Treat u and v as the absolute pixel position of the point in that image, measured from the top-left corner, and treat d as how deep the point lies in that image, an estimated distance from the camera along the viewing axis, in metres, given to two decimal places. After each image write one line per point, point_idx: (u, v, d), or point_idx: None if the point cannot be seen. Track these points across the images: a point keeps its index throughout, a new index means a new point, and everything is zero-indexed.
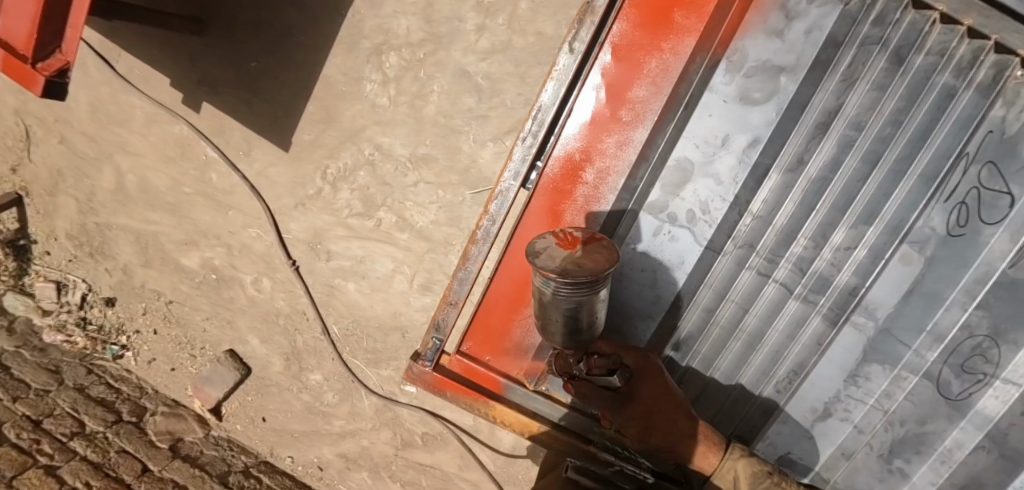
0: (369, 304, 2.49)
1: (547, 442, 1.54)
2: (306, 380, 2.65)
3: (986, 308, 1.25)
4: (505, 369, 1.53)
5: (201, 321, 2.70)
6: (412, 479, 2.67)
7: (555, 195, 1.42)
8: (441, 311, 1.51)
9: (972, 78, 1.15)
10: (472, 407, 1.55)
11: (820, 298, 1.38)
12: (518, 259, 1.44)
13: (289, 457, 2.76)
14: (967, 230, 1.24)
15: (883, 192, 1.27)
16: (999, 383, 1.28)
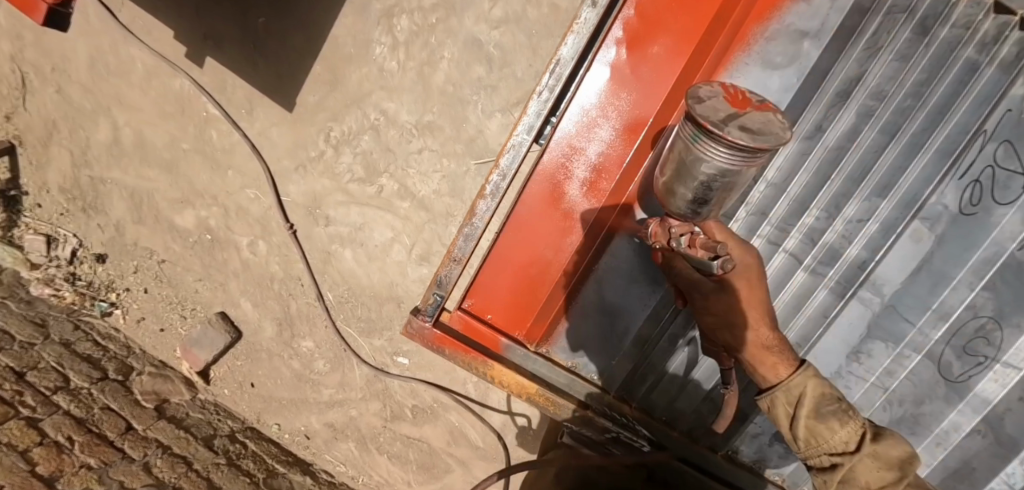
0: (366, 273, 2.47)
1: (544, 405, 1.49)
2: (297, 347, 2.62)
3: (992, 290, 1.27)
4: (506, 327, 1.50)
5: (193, 282, 2.66)
6: (399, 452, 2.65)
7: (570, 153, 1.35)
8: (443, 267, 1.37)
9: (995, 54, 1.15)
10: (468, 366, 1.46)
11: (829, 271, 1.37)
12: (528, 216, 1.39)
13: (275, 424, 2.74)
14: (979, 209, 1.25)
15: (899, 167, 1.26)
16: (999, 366, 1.31)
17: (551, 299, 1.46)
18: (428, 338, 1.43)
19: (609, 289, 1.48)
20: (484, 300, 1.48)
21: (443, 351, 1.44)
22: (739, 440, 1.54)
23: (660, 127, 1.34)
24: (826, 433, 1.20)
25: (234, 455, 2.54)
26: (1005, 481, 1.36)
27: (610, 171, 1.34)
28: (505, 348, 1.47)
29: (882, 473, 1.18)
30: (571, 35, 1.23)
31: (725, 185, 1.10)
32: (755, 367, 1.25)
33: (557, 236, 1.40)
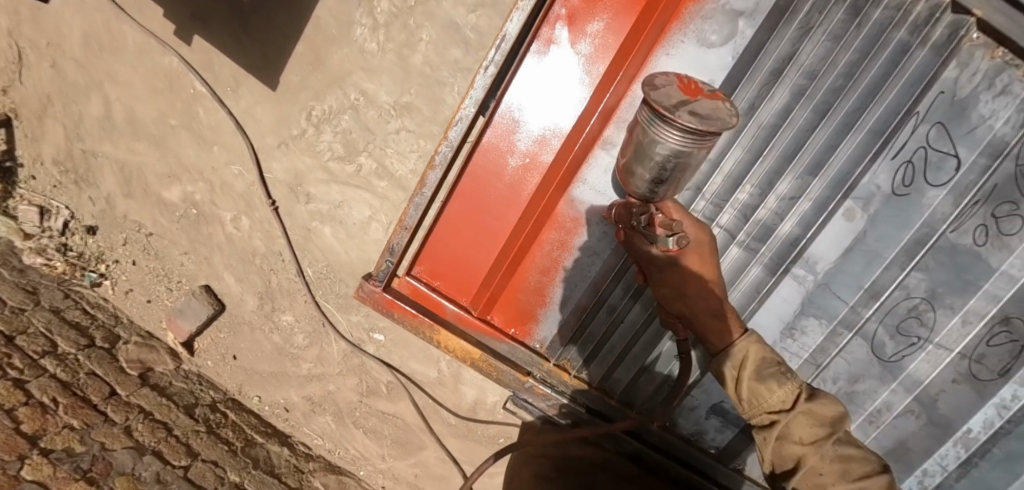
0: (344, 250, 2.53)
1: (486, 370, 1.64)
2: (278, 321, 2.69)
3: (924, 271, 1.34)
4: (454, 293, 1.67)
5: (179, 256, 2.74)
6: (374, 427, 2.72)
7: (512, 125, 1.50)
8: (395, 234, 1.56)
9: (928, 36, 1.20)
10: (417, 329, 1.63)
11: (762, 247, 1.43)
12: (471, 189, 1.56)
13: (256, 396, 2.81)
14: (911, 190, 1.30)
15: (832, 145, 1.32)
16: (931, 347, 1.39)
17: (493, 266, 1.62)
18: (379, 301, 1.60)
19: (547, 258, 1.60)
20: (432, 267, 1.65)
21: (393, 314, 1.62)
22: (678, 413, 1.65)
23: (591, 107, 1.48)
24: (765, 394, 1.28)
25: (213, 424, 2.63)
26: (938, 462, 1.45)
27: (543, 148, 1.51)
28: (449, 312, 1.65)
29: (815, 429, 1.25)
30: (513, 14, 1.38)
31: (679, 166, 1.24)
32: (704, 335, 1.37)
33: (496, 208, 1.57)
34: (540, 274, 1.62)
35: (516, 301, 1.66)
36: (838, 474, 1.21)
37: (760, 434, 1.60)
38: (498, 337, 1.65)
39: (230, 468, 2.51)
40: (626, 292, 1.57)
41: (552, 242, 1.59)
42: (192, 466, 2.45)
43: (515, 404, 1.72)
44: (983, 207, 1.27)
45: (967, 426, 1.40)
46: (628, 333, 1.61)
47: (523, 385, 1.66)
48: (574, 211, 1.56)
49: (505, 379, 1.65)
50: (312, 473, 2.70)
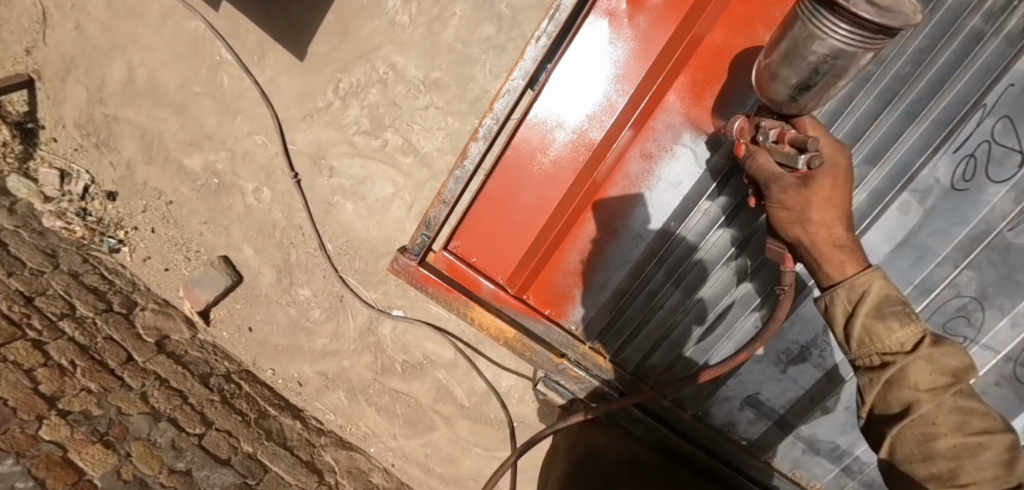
0: (365, 226, 2.52)
1: (520, 350, 1.55)
2: (295, 294, 2.68)
3: (977, 269, 1.31)
4: (488, 270, 1.65)
5: (198, 225, 2.72)
6: (387, 405, 2.72)
7: (559, 101, 1.50)
8: (433, 206, 1.51)
9: (1002, 25, 1.21)
10: (450, 305, 1.56)
11: None
12: (515, 165, 1.55)
13: (270, 369, 2.81)
14: (972, 185, 1.28)
15: (894, 133, 1.33)
16: (977, 348, 1.35)
17: (534, 244, 1.60)
18: (412, 275, 1.54)
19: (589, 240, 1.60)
20: (469, 243, 1.63)
21: (426, 289, 1.55)
22: (711, 404, 1.65)
23: (646, 85, 1.47)
24: (883, 332, 1.12)
25: (228, 395, 2.63)
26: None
27: (593, 126, 1.51)
28: (484, 290, 1.62)
29: (934, 377, 1.09)
30: None
31: (833, 71, 1.13)
32: (817, 266, 1.23)
33: (540, 185, 1.56)
34: (581, 257, 1.61)
35: (555, 282, 1.65)
36: (955, 426, 1.06)
37: (795, 429, 1.58)
38: (534, 317, 1.62)
39: (243, 439, 2.53)
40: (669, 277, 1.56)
41: (595, 224, 1.58)
42: (207, 435, 2.46)
43: (546, 385, 1.63)
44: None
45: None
46: (666, 320, 1.58)
47: (557, 367, 1.56)
48: (620, 192, 1.55)
49: (538, 360, 1.55)
50: (323, 448, 2.71)
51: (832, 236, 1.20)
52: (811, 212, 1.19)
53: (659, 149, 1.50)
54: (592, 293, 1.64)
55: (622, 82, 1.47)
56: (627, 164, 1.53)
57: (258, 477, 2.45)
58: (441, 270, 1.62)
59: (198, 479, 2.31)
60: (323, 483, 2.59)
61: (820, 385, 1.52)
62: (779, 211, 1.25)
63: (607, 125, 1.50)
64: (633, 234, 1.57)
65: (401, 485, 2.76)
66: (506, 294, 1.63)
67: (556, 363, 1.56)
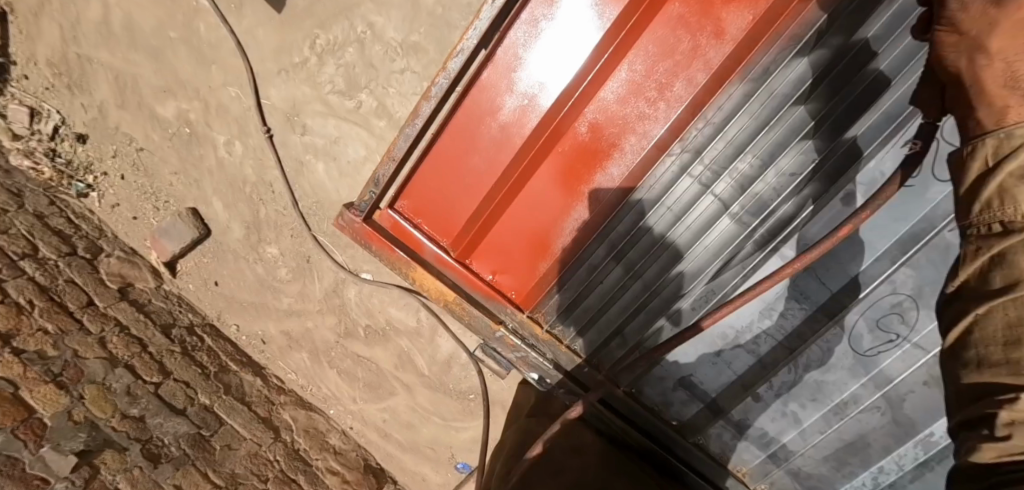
0: (336, 188, 2.49)
1: (459, 313, 1.65)
2: (262, 252, 2.67)
3: (914, 268, 1.34)
4: (435, 232, 1.69)
5: (169, 175, 2.69)
6: (349, 368, 2.73)
7: (509, 63, 1.49)
8: (381, 164, 1.57)
9: None
10: (393, 264, 1.64)
11: (755, 220, 1.42)
12: (463, 126, 1.56)
13: (234, 325, 2.81)
14: (917, 181, 1.28)
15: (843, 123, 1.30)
16: (908, 346, 1.39)
17: (477, 209, 1.62)
18: (357, 231, 1.61)
19: (533, 209, 1.60)
20: (416, 203, 1.67)
21: (371, 247, 1.63)
22: (645, 382, 1.70)
23: (597, 52, 1.45)
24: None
25: (189, 347, 2.65)
26: (895, 462, 1.49)
27: (543, 91, 1.49)
28: (427, 251, 1.67)
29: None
30: None
31: None
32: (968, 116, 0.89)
33: (487, 149, 1.56)
34: (523, 225, 1.62)
35: (498, 249, 1.66)
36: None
37: (726, 413, 1.64)
38: (473, 282, 1.67)
39: (201, 391, 2.55)
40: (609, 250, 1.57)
41: (540, 193, 1.58)
42: (164, 384, 2.47)
43: (485, 350, 1.76)
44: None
45: (929, 430, 1.42)
46: (605, 294, 1.61)
47: (494, 334, 1.66)
48: (566, 162, 1.54)
49: (476, 325, 1.66)
50: (282, 406, 2.74)
51: (1012, 70, 0.87)
52: (990, 37, 0.87)
53: (608, 120, 1.49)
54: (533, 264, 1.65)
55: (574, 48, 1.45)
56: (576, 133, 1.52)
57: (212, 429, 2.49)
58: (388, 227, 1.69)
59: (151, 426, 2.35)
60: (277, 440, 2.64)
61: (753, 370, 1.59)
62: (945, 35, 0.92)
63: (555, 93, 1.48)
64: (577, 205, 1.56)
65: (357, 448, 2.80)
66: (449, 256, 1.67)
67: (493, 330, 1.66)
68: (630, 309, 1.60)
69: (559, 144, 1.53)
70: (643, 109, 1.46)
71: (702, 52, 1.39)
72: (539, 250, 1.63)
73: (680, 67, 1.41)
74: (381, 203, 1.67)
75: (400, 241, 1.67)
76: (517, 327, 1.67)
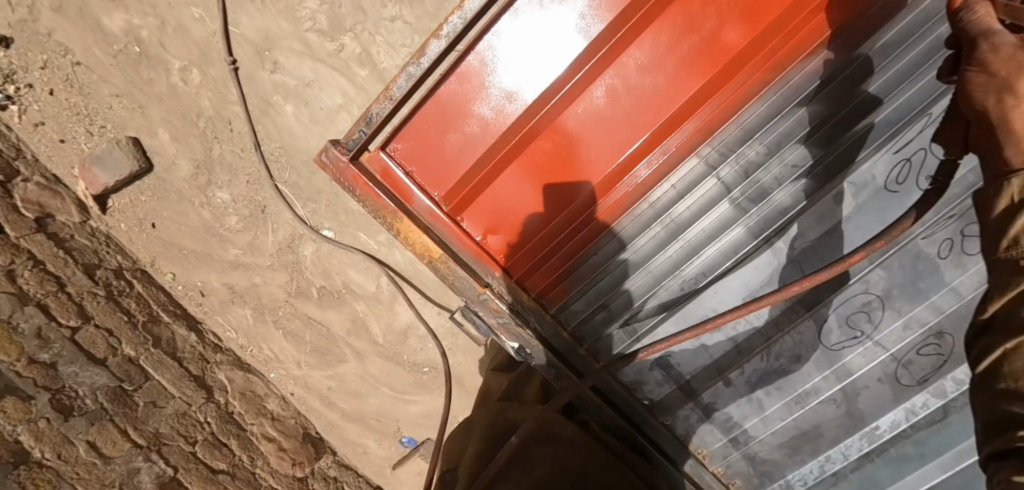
0: (304, 136, 2.31)
1: (443, 272, 1.57)
2: (211, 196, 2.43)
3: (886, 270, 1.38)
4: (426, 182, 1.62)
5: (108, 97, 2.36)
6: (296, 330, 2.56)
7: (532, 19, 1.49)
8: (377, 102, 1.46)
9: None
10: (378, 212, 1.56)
11: (754, 207, 1.44)
12: (475, 73, 1.52)
13: (170, 274, 2.55)
14: (903, 189, 1.28)
15: (846, 122, 1.35)
16: (870, 344, 1.45)
17: (478, 162, 1.58)
18: (341, 171, 1.53)
19: (535, 170, 1.59)
20: (409, 149, 1.59)
21: (358, 195, 1.55)
22: (622, 359, 1.64)
23: (622, 18, 1.45)
24: None
25: (115, 291, 2.37)
26: (842, 451, 1.56)
27: (561, 49, 1.49)
28: (419, 201, 1.61)
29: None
30: None
31: None
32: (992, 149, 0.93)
33: (495, 101, 1.53)
34: (522, 186, 1.61)
35: (493, 208, 1.64)
36: None
37: (698, 397, 1.65)
38: (463, 238, 1.63)
39: (125, 341, 2.30)
40: (607, 219, 1.60)
41: (546, 155, 1.58)
42: (82, 330, 2.20)
43: (462, 315, 1.63)
44: (955, 222, 1.31)
45: (876, 424, 1.50)
46: (597, 267, 1.61)
47: (479, 296, 1.57)
48: (577, 126, 1.55)
49: (460, 286, 1.57)
50: (216, 366, 2.52)
51: None
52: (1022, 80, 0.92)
53: (624, 89, 1.51)
54: (528, 227, 1.64)
55: (601, 10, 1.45)
56: (591, 98, 1.53)
57: (136, 383, 2.26)
58: (377, 171, 1.61)
59: (63, 374, 2.09)
60: (209, 401, 2.43)
61: (728, 355, 1.60)
62: (974, 75, 0.97)
63: (575, 51, 1.49)
64: (583, 172, 1.58)
65: (297, 415, 2.65)
66: (438, 208, 1.62)
67: (478, 293, 1.57)
68: (619, 283, 1.59)
69: (572, 107, 1.54)
70: (659, 82, 1.50)
71: (721, 36, 1.45)
72: (538, 213, 1.62)
73: (698, 48, 1.46)
74: (371, 145, 1.58)
75: (388, 187, 1.60)
76: (502, 292, 1.61)
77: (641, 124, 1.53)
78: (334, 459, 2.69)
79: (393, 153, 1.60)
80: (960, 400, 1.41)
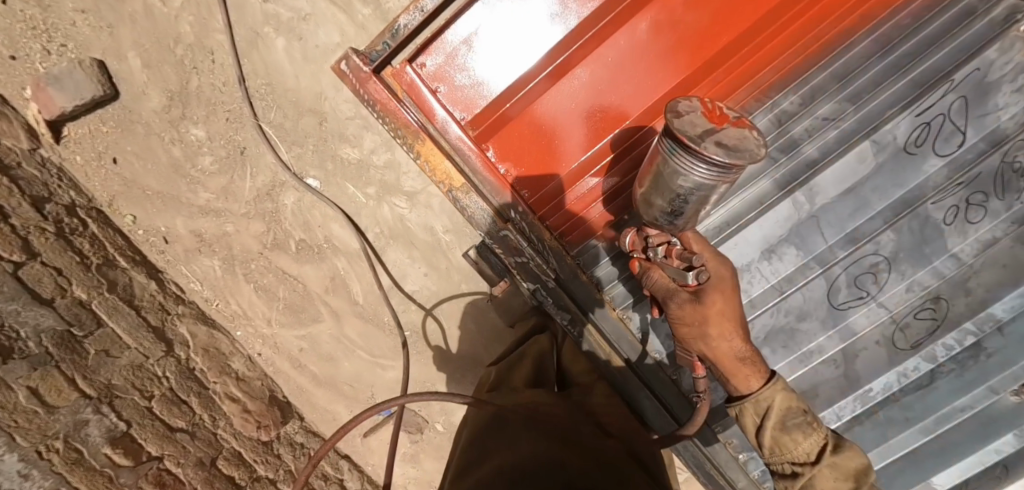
0: (294, 74, 2.15)
1: (461, 201, 1.67)
2: (183, 133, 2.23)
3: (896, 232, 1.50)
4: (454, 103, 1.63)
5: (71, 11, 2.10)
6: (269, 285, 2.39)
7: None
8: (406, 12, 1.55)
9: (990, 10, 1.43)
10: (402, 135, 1.64)
11: (782, 157, 1.57)
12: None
13: (130, 216, 2.31)
14: (920, 151, 1.47)
15: (877, 80, 1.52)
16: (874, 305, 1.54)
17: (510, 86, 1.59)
18: (366, 81, 1.60)
19: (567, 103, 1.60)
20: (439, 66, 1.60)
21: (378, 112, 1.62)
22: (638, 306, 1.64)
23: None
24: (790, 444, 1.30)
25: (65, 229, 2.12)
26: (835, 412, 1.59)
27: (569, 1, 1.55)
28: (444, 122, 1.63)
29: (839, 482, 1.27)
30: None
31: (698, 199, 1.24)
32: (728, 379, 1.38)
33: (534, 26, 1.56)
34: (553, 118, 1.61)
35: (523, 138, 1.63)
36: None
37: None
38: (488, 166, 1.65)
39: (76, 283, 2.07)
40: (634, 159, 1.62)
41: (579, 86, 1.59)
42: (27, 266, 1.96)
43: (478, 252, 1.78)
44: (962, 190, 1.45)
45: (870, 386, 1.56)
46: (619, 210, 1.64)
47: (498, 231, 1.65)
48: (613, 60, 1.58)
49: (478, 220, 1.67)
50: (178, 318, 2.32)
51: (731, 346, 1.35)
52: (708, 329, 1.34)
53: (663, 26, 1.56)
54: (556, 162, 1.63)
55: None
56: (630, 33, 1.56)
57: (87, 329, 2.04)
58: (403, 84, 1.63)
59: (3, 312, 1.84)
60: (168, 355, 2.23)
61: None
62: (679, 325, 1.39)
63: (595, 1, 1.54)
64: (613, 109, 1.60)
65: (263, 377, 2.48)
66: (464, 134, 1.64)
67: (496, 227, 1.65)
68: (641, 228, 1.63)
69: (610, 40, 1.57)
70: (695, 27, 1.58)
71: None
72: (566, 149, 1.62)
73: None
74: (396, 61, 1.61)
75: (415, 103, 1.62)
76: (522, 226, 1.64)
77: (672, 65, 1.59)
78: (300, 425, 2.55)
79: (420, 69, 1.60)
80: (948, 365, 1.50)
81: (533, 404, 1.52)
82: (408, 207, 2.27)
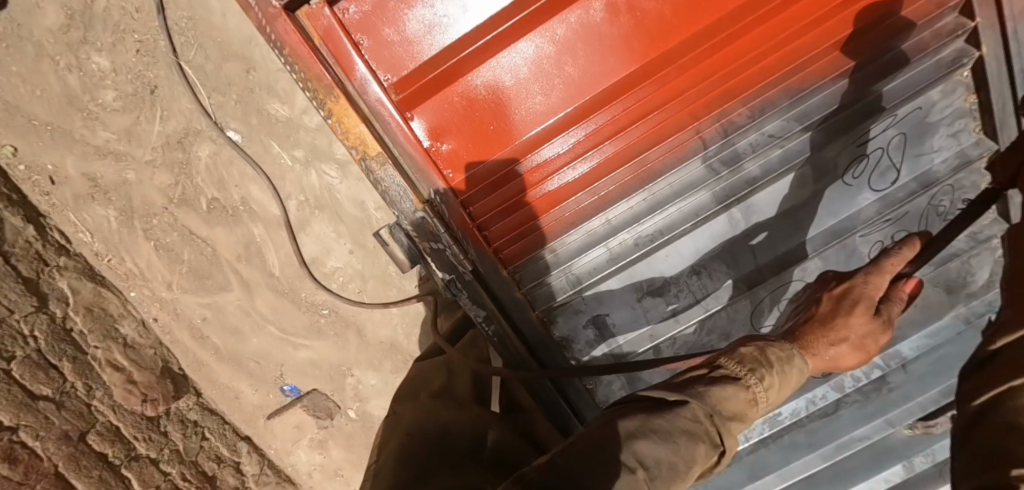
0: (221, 11, 1.88)
1: (376, 175, 1.38)
2: (83, 60, 1.91)
3: (823, 261, 1.47)
4: (376, 60, 1.24)
5: None
6: (172, 245, 2.14)
7: None
8: None
9: (940, 50, 1.38)
10: (313, 89, 1.29)
11: (724, 170, 1.42)
12: None
13: (10, 147, 1.98)
14: (856, 183, 1.44)
15: (826, 103, 1.40)
16: None
17: (444, 50, 1.23)
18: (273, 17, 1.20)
19: (513, 80, 1.30)
20: (366, 12, 1.19)
21: (287, 58, 1.25)
22: (560, 312, 1.54)
23: None
24: None
25: None
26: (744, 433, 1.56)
27: None
28: (364, 81, 1.26)
29: None
30: None
31: None
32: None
33: None
34: (493, 94, 1.31)
35: (457, 112, 1.33)
36: None
37: (624, 357, 1.57)
38: (415, 141, 1.34)
39: None
40: (577, 150, 1.41)
41: (526, 63, 1.29)
42: None
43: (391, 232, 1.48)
44: (889, 226, 1.45)
45: (778, 410, 1.52)
46: (552, 203, 1.46)
47: (415, 213, 1.43)
48: (568, 37, 1.27)
49: (394, 196, 1.40)
50: (59, 271, 2.06)
51: None
52: None
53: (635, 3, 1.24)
54: (491, 144, 1.37)
55: None
56: (585, 9, 1.24)
57: None
58: (312, 27, 1.21)
59: None
60: (40, 312, 2.00)
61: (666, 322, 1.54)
62: None
63: None
64: (564, 92, 1.33)
65: (157, 346, 2.24)
66: (386, 100, 1.29)
67: (415, 209, 1.42)
68: (572, 225, 1.49)
69: (568, 11, 1.24)
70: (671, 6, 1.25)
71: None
72: (505, 131, 1.36)
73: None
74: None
75: (325, 55, 1.24)
76: (443, 211, 1.41)
77: (637, 51, 1.29)
78: (197, 401, 2.32)
79: (342, 14, 1.19)
80: (852, 396, 1.50)
81: (479, 430, 1.38)
82: (339, 178, 2.07)
